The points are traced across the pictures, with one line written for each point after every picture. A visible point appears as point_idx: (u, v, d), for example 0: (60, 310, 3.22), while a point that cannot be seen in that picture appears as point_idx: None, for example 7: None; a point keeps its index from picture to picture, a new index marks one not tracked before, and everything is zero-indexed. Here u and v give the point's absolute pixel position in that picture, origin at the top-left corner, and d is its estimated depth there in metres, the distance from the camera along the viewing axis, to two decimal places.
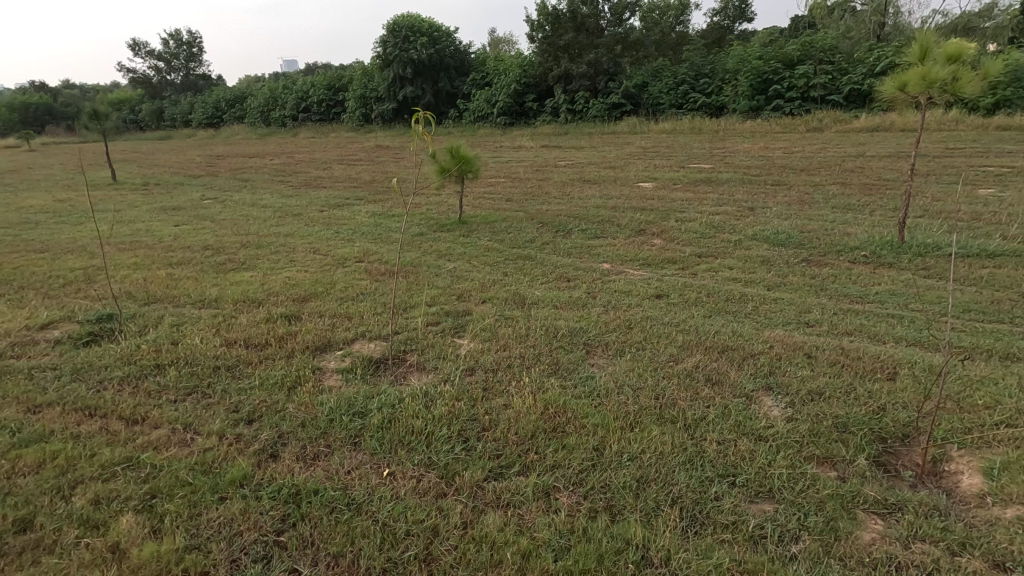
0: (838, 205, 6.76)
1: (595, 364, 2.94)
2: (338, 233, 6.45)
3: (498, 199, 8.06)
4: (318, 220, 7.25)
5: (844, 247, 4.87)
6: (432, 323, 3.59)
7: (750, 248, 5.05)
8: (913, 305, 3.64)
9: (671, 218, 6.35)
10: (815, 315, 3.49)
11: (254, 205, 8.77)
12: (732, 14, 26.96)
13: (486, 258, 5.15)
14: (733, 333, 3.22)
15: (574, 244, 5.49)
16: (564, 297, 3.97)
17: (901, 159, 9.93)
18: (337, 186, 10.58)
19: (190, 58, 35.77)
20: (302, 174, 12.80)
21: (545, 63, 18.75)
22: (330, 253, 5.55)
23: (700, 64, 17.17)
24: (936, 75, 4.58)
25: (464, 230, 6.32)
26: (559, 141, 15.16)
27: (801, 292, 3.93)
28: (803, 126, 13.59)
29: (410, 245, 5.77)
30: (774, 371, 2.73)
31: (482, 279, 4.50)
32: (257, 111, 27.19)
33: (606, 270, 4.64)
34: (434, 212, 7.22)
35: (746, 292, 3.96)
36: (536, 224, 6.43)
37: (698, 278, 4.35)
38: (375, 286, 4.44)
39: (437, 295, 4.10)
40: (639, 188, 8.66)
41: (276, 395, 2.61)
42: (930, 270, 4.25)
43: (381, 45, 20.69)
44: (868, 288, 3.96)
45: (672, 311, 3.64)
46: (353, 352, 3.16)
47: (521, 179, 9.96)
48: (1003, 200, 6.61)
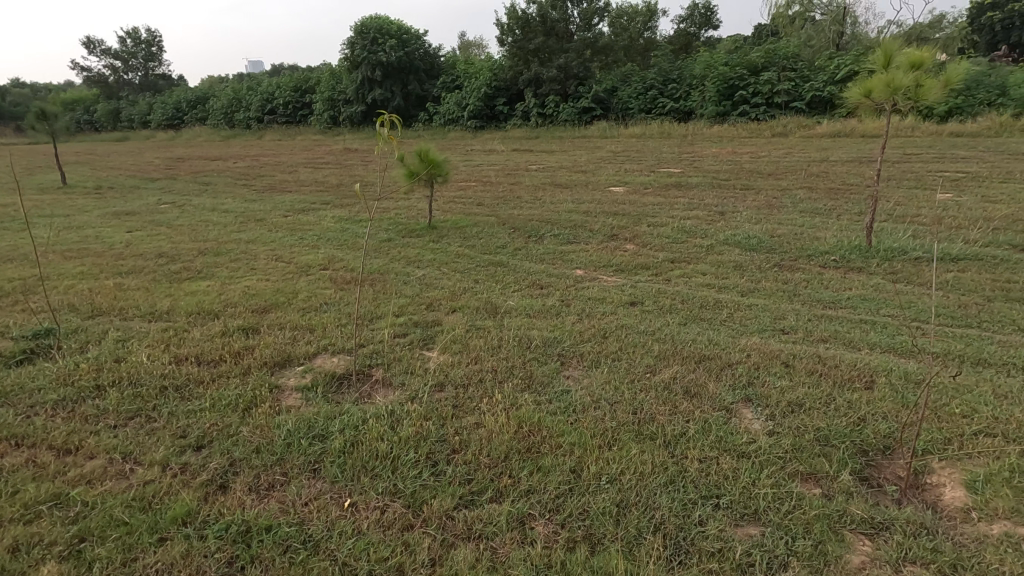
0: (805, 209, 6.84)
1: (570, 377, 2.83)
2: (302, 239, 6.21)
3: (469, 204, 7.92)
4: (282, 225, 6.99)
5: (814, 251, 4.90)
6: (400, 335, 3.43)
7: (722, 252, 5.03)
8: (884, 310, 3.64)
9: (643, 223, 6.31)
10: (790, 321, 3.46)
11: (214, 210, 8.43)
12: (697, 21, 27.47)
13: (456, 265, 5.01)
14: (710, 341, 3.16)
15: (546, 249, 5.38)
16: (537, 305, 3.86)
17: (863, 163, 10.18)
18: (302, 190, 10.27)
19: (148, 58, 34.59)
20: (266, 177, 12.42)
21: (515, 66, 18.71)
22: (293, 260, 5.32)
23: (668, 69, 17.38)
24: (900, 83, 4.61)
25: (434, 235, 6.16)
26: (530, 145, 15.12)
27: (775, 298, 3.90)
28: (768, 131, 13.86)
29: (377, 251, 5.58)
30: (752, 382, 2.67)
31: (452, 287, 4.35)
32: (220, 112, 26.43)
33: (579, 277, 4.55)
34: (403, 217, 7.03)
35: (720, 298, 3.92)
36: (508, 229, 6.31)
37: (672, 284, 4.29)
38: (340, 295, 4.25)
39: (405, 304, 3.94)
40: (611, 192, 8.65)
41: (228, 418, 2.42)
42: (898, 274, 4.29)
43: (349, 47, 20.34)
44: (840, 293, 3.96)
45: (647, 319, 3.56)
46: (315, 367, 2.98)
47: (492, 183, 9.84)
48: (961, 204, 6.78)
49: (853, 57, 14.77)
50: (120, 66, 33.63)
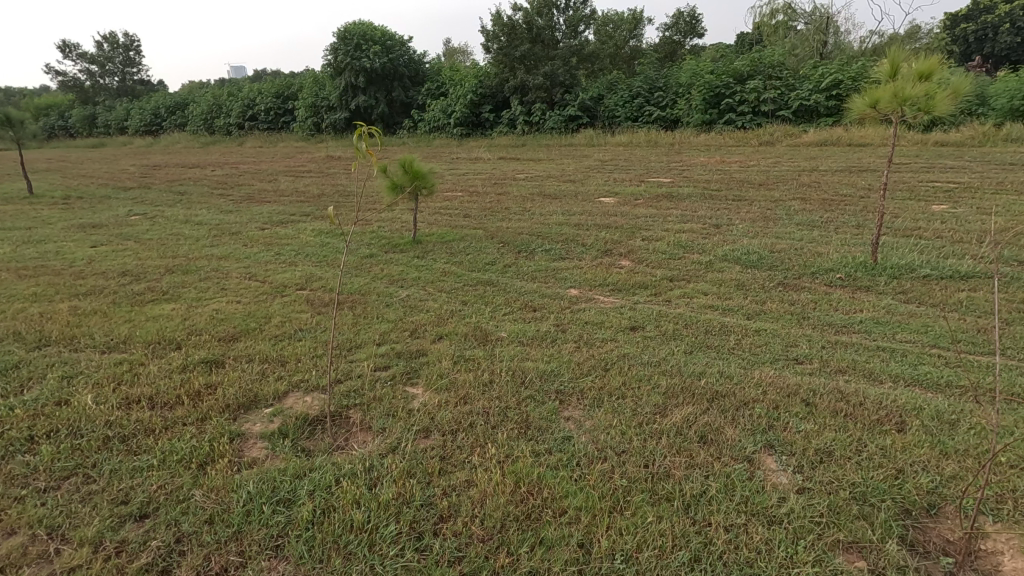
0: (801, 222, 6.67)
1: (570, 420, 2.55)
2: (279, 255, 5.87)
3: (455, 216, 7.63)
4: (257, 239, 6.63)
5: (818, 268, 4.69)
6: (381, 368, 3.13)
7: (721, 269, 4.80)
8: (900, 334, 3.42)
9: (636, 237, 6.08)
10: (804, 349, 3.22)
11: (187, 222, 8.04)
12: (682, 29, 27.58)
13: (443, 284, 4.71)
14: (720, 374, 2.90)
15: (538, 266, 5.12)
16: (530, 331, 3.58)
17: (853, 173, 10.10)
18: (282, 200, 9.89)
19: (125, 63, 33.85)
20: (245, 186, 12.02)
21: (501, 74, 18.52)
22: (268, 278, 4.99)
23: (654, 77, 17.28)
24: (909, 92, 4.51)
25: (419, 250, 5.86)
26: (517, 153, 14.90)
27: (784, 322, 3.67)
28: (755, 139, 13.78)
29: (358, 269, 5.27)
30: (772, 424, 2.41)
31: (439, 310, 4.05)
32: (200, 119, 25.87)
33: (574, 297, 4.28)
34: (386, 231, 6.72)
35: (726, 322, 3.68)
36: (496, 243, 6.04)
37: (673, 306, 4.04)
38: (317, 319, 3.93)
39: (388, 331, 3.64)
40: (601, 203, 8.44)
41: (179, 477, 2.10)
42: (908, 294, 4.09)
43: (332, 53, 20.00)
44: (851, 316, 3.74)
45: (650, 347, 3.30)
46: (285, 409, 2.66)
47: (478, 193, 9.57)
48: (958, 216, 6.65)
49: (838, 66, 14.77)
50: (95, 70, 32.82)
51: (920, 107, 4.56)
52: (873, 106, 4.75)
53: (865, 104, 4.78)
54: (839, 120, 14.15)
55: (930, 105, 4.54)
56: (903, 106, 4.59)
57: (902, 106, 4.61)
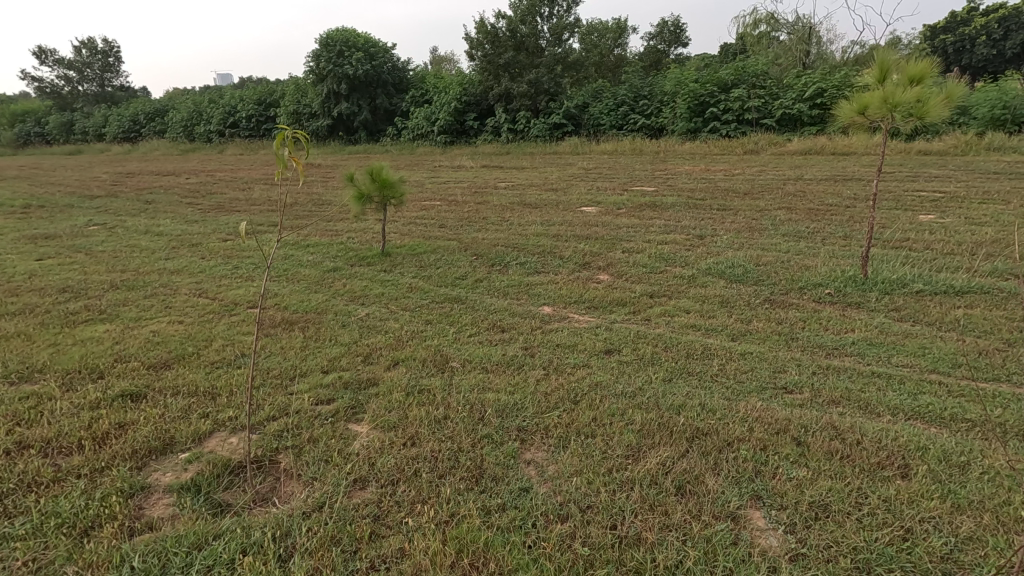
0: (787, 233, 6.44)
1: (530, 465, 2.23)
2: (238, 268, 5.50)
3: (429, 226, 7.30)
4: (218, 252, 6.25)
5: (805, 283, 4.44)
6: (324, 402, 2.78)
7: (704, 284, 4.52)
8: (895, 358, 3.15)
9: (617, 249, 5.79)
10: (793, 377, 2.94)
11: (148, 232, 7.62)
12: (667, 38, 27.66)
13: (407, 301, 4.39)
14: (702, 408, 2.60)
15: (510, 280, 4.80)
16: (496, 357, 3.26)
17: (838, 182, 9.96)
18: (252, 210, 9.50)
19: (105, 69, 33.13)
20: (216, 195, 11.59)
21: (485, 81, 18.33)
22: (219, 295, 4.62)
23: (639, 85, 17.15)
24: (900, 97, 4.27)
25: (387, 263, 5.52)
26: (501, 161, 14.63)
27: (772, 344, 3.38)
28: (740, 148, 13.64)
29: (320, 284, 4.93)
30: (759, 471, 2.11)
31: (398, 331, 3.71)
32: (179, 125, 25.36)
33: (546, 316, 3.97)
34: (355, 242, 6.37)
35: (709, 344, 3.39)
36: (469, 255, 5.72)
37: (652, 325, 3.74)
38: (263, 342, 3.58)
39: (341, 355, 3.32)
40: (583, 212, 8.18)
41: (54, 549, 1.75)
42: (901, 311, 3.83)
43: (314, 59, 19.65)
44: (842, 337, 3.47)
45: (625, 374, 3.00)
46: (204, 453, 2.31)
47: (457, 203, 9.26)
48: (946, 227, 6.46)
49: (821, 75, 14.72)
50: (74, 76, 32.02)
51: (912, 112, 4.33)
52: (861, 112, 4.49)
53: (853, 109, 4.52)
54: (822, 129, 14.09)
55: (922, 110, 4.30)
56: (894, 112, 4.35)
57: (893, 112, 4.37)
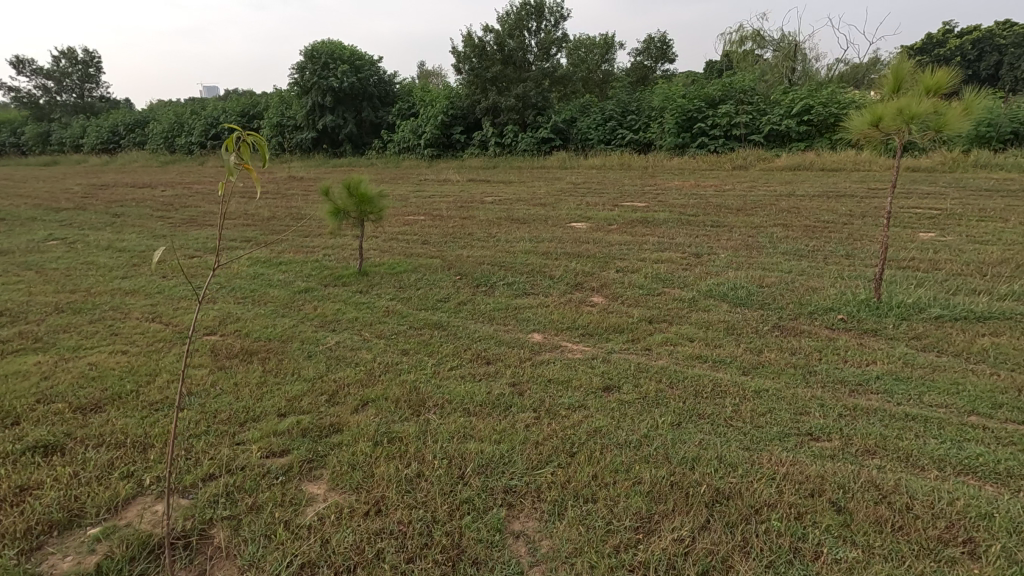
0: (787, 251, 6.15)
1: (521, 540, 1.85)
2: (199, 289, 5.06)
3: (411, 243, 6.91)
4: (181, 270, 5.79)
5: (815, 307, 4.12)
6: (276, 455, 2.36)
7: (707, 308, 4.17)
8: (928, 395, 2.81)
9: (610, 268, 5.44)
10: (817, 421, 2.59)
11: (109, 248, 7.13)
12: (653, 54, 27.80)
13: (383, 327, 3.98)
14: (720, 462, 2.24)
15: (497, 303, 4.42)
16: (480, 396, 2.87)
17: (832, 198, 9.77)
18: (226, 224, 9.03)
19: (85, 79, 32.40)
20: (191, 208, 11.09)
21: (472, 95, 18.12)
22: (174, 320, 4.17)
23: (626, 100, 17.03)
24: (919, 108, 3.95)
25: (364, 283, 5.11)
26: (488, 175, 14.33)
27: (789, 380, 3.03)
28: (729, 163, 13.48)
29: (288, 307, 4.50)
30: (797, 551, 1.75)
31: (371, 363, 3.30)
32: (160, 137, 24.80)
33: (536, 345, 3.60)
34: (331, 260, 5.95)
35: (719, 380, 3.02)
36: (453, 275, 5.33)
37: (654, 357, 3.37)
38: (216, 376, 3.14)
39: (304, 392, 2.91)
40: (573, 228, 7.85)
41: None
42: (923, 341, 3.51)
43: (298, 71, 19.32)
44: (865, 370, 3.13)
45: (627, 417, 2.63)
46: (119, 527, 1.88)
47: (442, 217, 8.89)
48: (948, 246, 6.23)
49: (808, 91, 14.70)
50: (52, 86, 31.23)
51: (930, 125, 4.00)
52: (875, 124, 4.15)
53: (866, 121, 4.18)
54: (810, 145, 14.05)
55: (941, 122, 3.97)
56: (911, 125, 4.02)
57: (909, 126, 4.03)
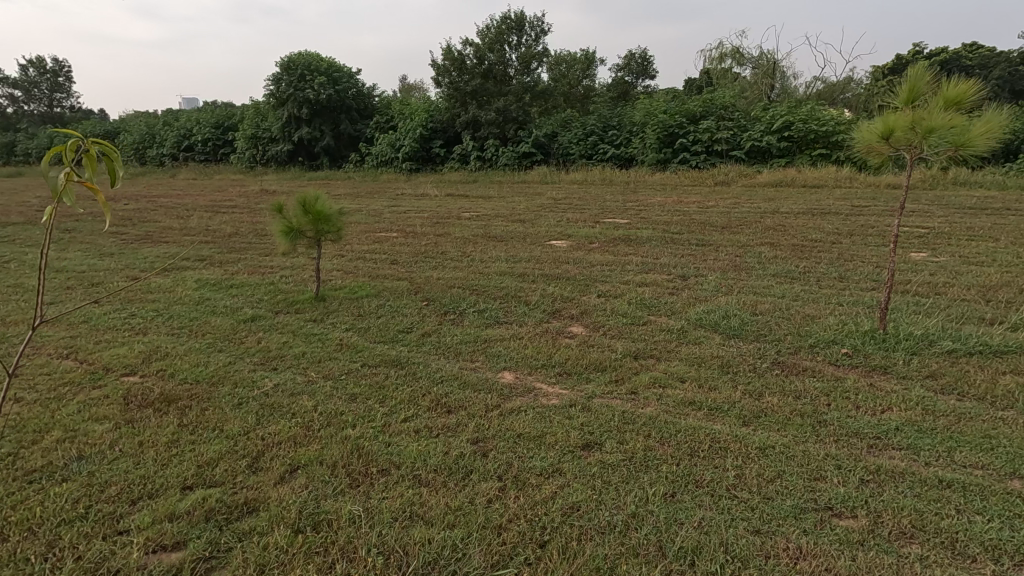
0: (777, 273, 5.81)
1: None
2: (132, 317, 4.51)
3: (378, 263, 6.42)
4: (119, 294, 5.23)
5: (815, 339, 3.74)
6: (167, 549, 1.86)
7: (698, 341, 3.76)
8: (961, 454, 2.41)
9: (591, 292, 5.02)
10: (837, 489, 2.16)
11: (45, 268, 6.51)
12: (634, 70, 27.87)
13: (332, 365, 3.47)
14: (724, 559, 1.81)
15: (464, 335, 3.95)
16: (435, 458, 2.39)
17: (816, 216, 9.54)
18: (183, 241, 8.43)
19: (54, 89, 31.32)
20: (150, 224, 10.45)
21: (452, 108, 17.78)
22: (92, 356, 3.63)
23: (608, 116, 16.86)
24: (935, 120, 3.42)
25: (319, 310, 4.60)
26: (467, 190, 13.91)
27: (797, 433, 2.60)
28: (711, 179, 13.26)
29: (229, 338, 3.98)
30: None
31: (309, 414, 2.80)
32: (130, 148, 23.96)
33: (506, 387, 3.13)
34: (287, 284, 5.43)
35: (716, 433, 2.59)
36: (419, 300, 4.86)
37: (639, 403, 2.93)
38: (118, 432, 2.61)
39: (220, 456, 2.40)
40: (552, 247, 7.43)
41: None
42: (939, 381, 3.12)
43: (274, 83, 18.82)
44: (882, 419, 2.72)
45: (611, 488, 2.17)
46: None
47: (414, 234, 8.43)
48: (943, 267, 5.94)
49: (788, 108, 14.64)
50: (20, 96, 30.11)
51: (949, 141, 3.45)
52: (885, 137, 3.64)
53: (876, 133, 3.67)
54: (791, 161, 13.93)
55: (962, 140, 3.40)
56: (925, 139, 3.49)
57: (925, 139, 3.51)
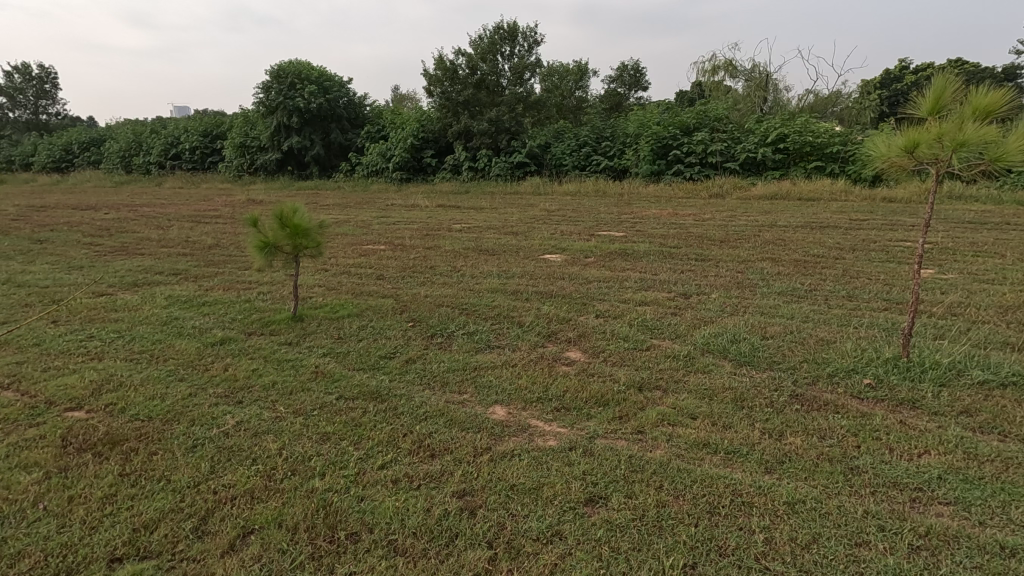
0: (782, 291, 5.53)
1: None
2: (90, 339, 4.13)
3: (364, 279, 6.08)
4: (80, 312, 4.84)
5: (834, 367, 3.44)
6: None
7: (707, 370, 3.45)
8: (1019, 510, 2.11)
9: (589, 311, 4.72)
10: (883, 559, 1.86)
11: (7, 282, 6.09)
12: (627, 81, 27.89)
13: (304, 397, 3.12)
14: None
15: (452, 362, 3.61)
16: (414, 518, 2.05)
17: (815, 229, 9.33)
18: (160, 254, 8.03)
19: (40, 96, 30.78)
20: (127, 234, 10.03)
21: (444, 118, 17.53)
22: (38, 386, 3.26)
23: (601, 127, 16.71)
24: (966, 134, 3.18)
25: (296, 332, 4.25)
26: (459, 200, 13.61)
27: (827, 483, 2.29)
28: (705, 191, 13.04)
29: (194, 364, 3.62)
30: None
31: (273, 459, 2.45)
32: (117, 156, 23.51)
33: (498, 425, 2.80)
34: (264, 302, 5.08)
35: (736, 484, 2.28)
36: (404, 320, 4.52)
37: (648, 444, 2.61)
38: (46, 485, 2.25)
39: (160, 517, 2.05)
40: (546, 261, 7.13)
41: None
42: (976, 418, 2.83)
43: (263, 91, 18.50)
44: (921, 464, 2.42)
45: (623, 561, 1.85)
46: None
47: (403, 247, 8.10)
48: (954, 285, 5.70)
49: (782, 120, 14.52)
50: (5, 103, 29.59)
51: (984, 154, 3.20)
52: (909, 151, 3.41)
53: (898, 147, 3.45)
54: (785, 174, 13.80)
55: (997, 152, 3.17)
56: (955, 154, 3.25)
57: (955, 154, 3.27)
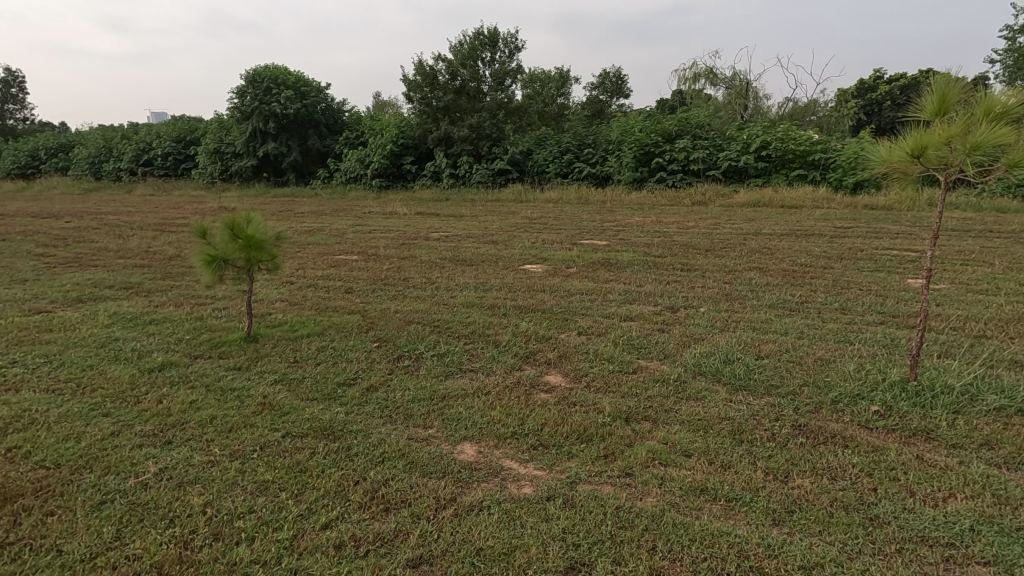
0: (773, 303, 5.26)
1: None
2: (12, 366, 3.67)
3: (331, 293, 5.68)
4: (9, 333, 4.36)
5: (839, 392, 3.14)
6: None
7: (700, 397, 3.12)
8: None
9: (570, 328, 4.38)
10: None
11: None
12: (608, 88, 27.83)
13: (242, 437, 2.70)
14: None
15: (418, 390, 3.22)
16: None
17: (801, 237, 9.15)
18: (115, 266, 7.51)
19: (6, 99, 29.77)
20: (84, 244, 9.46)
21: (424, 124, 17.16)
22: None
23: (583, 133, 16.50)
24: (980, 135, 2.91)
25: (247, 355, 3.83)
26: (438, 208, 13.22)
27: (847, 539, 1.97)
28: (689, 199, 12.85)
29: (123, 395, 3.20)
30: None
31: (193, 521, 2.05)
32: (84, 162, 22.69)
33: (466, 468, 2.43)
34: (217, 320, 4.65)
35: (742, 543, 1.94)
36: (369, 340, 4.13)
37: (639, 491, 2.27)
38: None
39: None
40: (526, 272, 6.79)
41: None
42: (999, 451, 2.54)
43: (238, 96, 17.97)
44: (950, 512, 2.12)
45: None
46: None
47: (377, 257, 7.71)
48: (948, 296, 5.48)
49: (763, 127, 14.44)
50: None
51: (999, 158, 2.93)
52: (915, 155, 3.14)
53: (905, 151, 3.17)
54: (767, 181, 13.69)
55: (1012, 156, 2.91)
56: (968, 157, 2.98)
57: (968, 157, 3.00)
